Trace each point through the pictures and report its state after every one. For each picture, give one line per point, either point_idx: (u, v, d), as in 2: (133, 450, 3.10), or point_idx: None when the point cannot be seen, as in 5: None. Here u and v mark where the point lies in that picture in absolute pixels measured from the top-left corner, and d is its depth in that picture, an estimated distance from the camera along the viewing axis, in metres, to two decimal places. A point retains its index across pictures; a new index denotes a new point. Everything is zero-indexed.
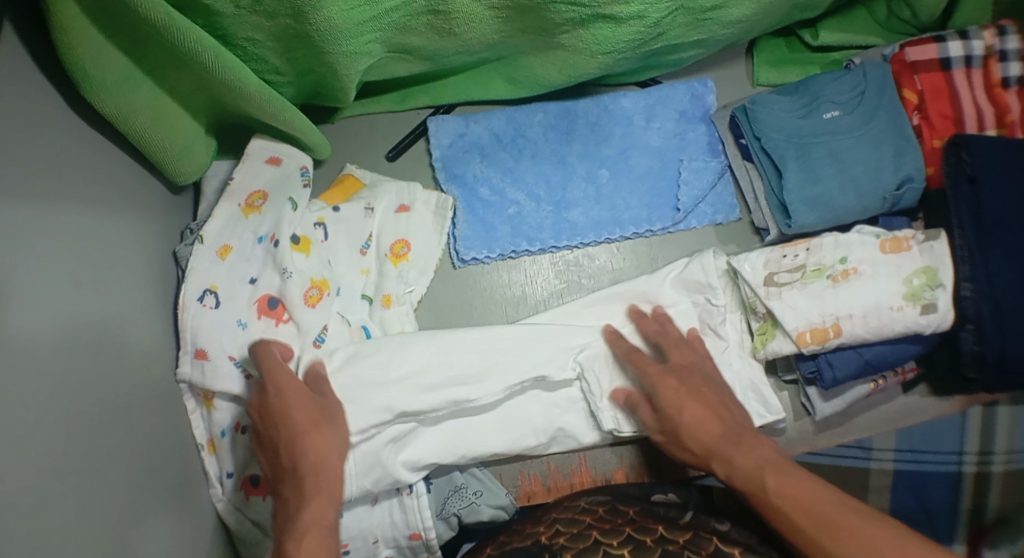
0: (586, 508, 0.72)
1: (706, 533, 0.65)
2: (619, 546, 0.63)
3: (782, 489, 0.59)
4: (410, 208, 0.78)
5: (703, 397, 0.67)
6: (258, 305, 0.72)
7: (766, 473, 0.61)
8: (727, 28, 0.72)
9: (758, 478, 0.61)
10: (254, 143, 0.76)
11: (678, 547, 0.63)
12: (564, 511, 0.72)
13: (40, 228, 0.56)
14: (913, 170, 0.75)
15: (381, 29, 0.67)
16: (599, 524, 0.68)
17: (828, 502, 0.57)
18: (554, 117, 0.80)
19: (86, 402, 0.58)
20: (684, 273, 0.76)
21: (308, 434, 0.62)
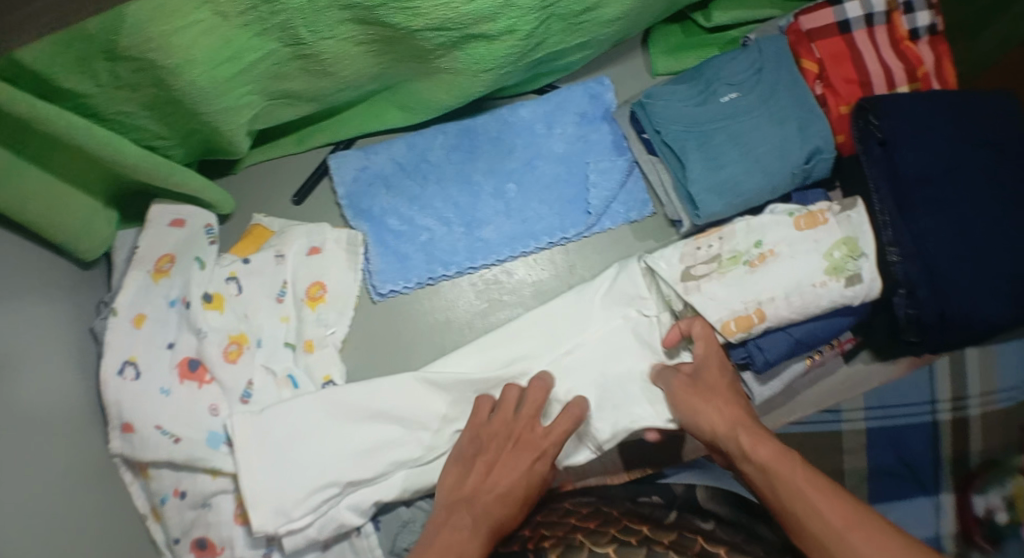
0: (569, 509, 0.72)
1: (691, 534, 0.62)
2: (604, 545, 0.61)
3: (807, 478, 0.58)
4: (321, 248, 0.77)
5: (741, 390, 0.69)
6: (179, 370, 0.72)
7: (789, 459, 0.60)
8: (607, 27, 0.71)
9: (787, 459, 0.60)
10: (153, 208, 0.74)
11: (664, 548, 0.60)
12: (548, 514, 0.71)
13: None
14: (820, 141, 0.74)
15: (254, 81, 0.66)
16: (583, 525, 0.65)
17: (846, 502, 0.56)
18: (454, 137, 0.78)
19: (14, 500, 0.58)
20: (614, 287, 0.76)
21: (505, 464, 0.66)
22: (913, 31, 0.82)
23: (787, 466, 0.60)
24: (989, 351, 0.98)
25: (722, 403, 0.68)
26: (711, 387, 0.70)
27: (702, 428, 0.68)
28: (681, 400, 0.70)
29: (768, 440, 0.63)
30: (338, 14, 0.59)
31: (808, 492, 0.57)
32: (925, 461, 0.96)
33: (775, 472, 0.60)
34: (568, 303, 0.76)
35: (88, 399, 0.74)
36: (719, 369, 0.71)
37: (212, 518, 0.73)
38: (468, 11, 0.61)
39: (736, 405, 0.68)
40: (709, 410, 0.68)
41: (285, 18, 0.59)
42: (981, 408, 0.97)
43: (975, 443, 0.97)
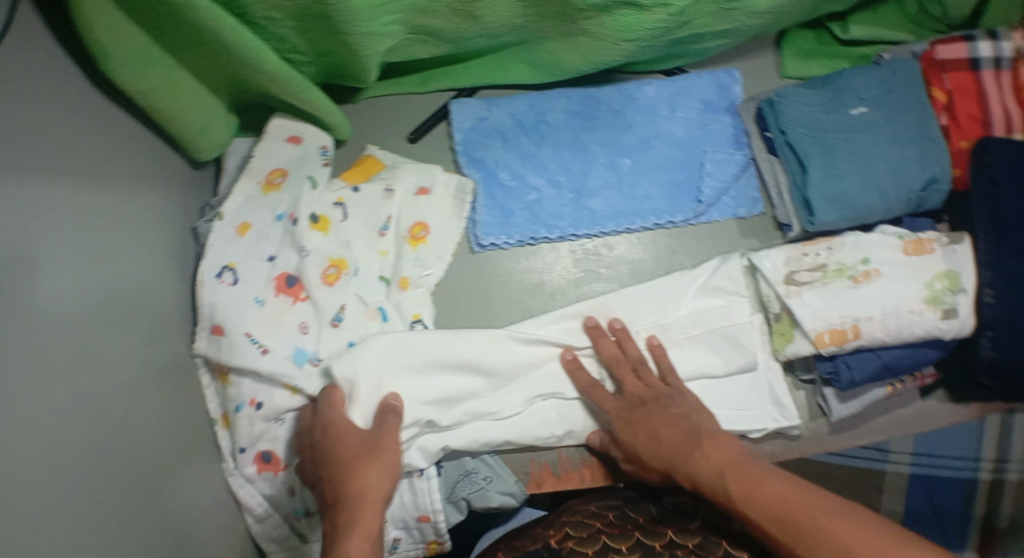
0: (596, 511, 0.73)
1: (715, 537, 0.66)
2: (628, 550, 0.65)
3: (749, 490, 0.59)
4: (430, 190, 0.77)
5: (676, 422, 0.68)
6: (275, 283, 0.72)
7: (726, 476, 0.62)
8: (752, 19, 0.71)
9: (722, 483, 0.62)
10: (274, 121, 0.75)
11: (686, 553, 0.64)
12: (573, 513, 0.73)
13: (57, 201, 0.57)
14: (938, 169, 0.73)
15: (402, 10, 0.66)
16: (609, 528, 0.68)
17: (792, 490, 0.58)
18: (576, 104, 0.79)
19: (102, 375, 0.60)
20: (709, 280, 0.75)
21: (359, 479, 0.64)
22: None
23: (739, 470, 0.62)
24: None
25: (667, 433, 0.68)
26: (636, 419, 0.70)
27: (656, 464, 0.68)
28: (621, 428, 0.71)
29: (725, 448, 0.64)
30: None
31: (769, 477, 0.60)
32: (957, 513, 0.95)
33: (729, 475, 0.62)
34: (663, 290, 0.76)
35: (181, 296, 0.75)
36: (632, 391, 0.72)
37: (282, 433, 0.75)
38: None
39: (680, 432, 0.67)
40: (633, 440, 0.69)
41: None
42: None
43: None
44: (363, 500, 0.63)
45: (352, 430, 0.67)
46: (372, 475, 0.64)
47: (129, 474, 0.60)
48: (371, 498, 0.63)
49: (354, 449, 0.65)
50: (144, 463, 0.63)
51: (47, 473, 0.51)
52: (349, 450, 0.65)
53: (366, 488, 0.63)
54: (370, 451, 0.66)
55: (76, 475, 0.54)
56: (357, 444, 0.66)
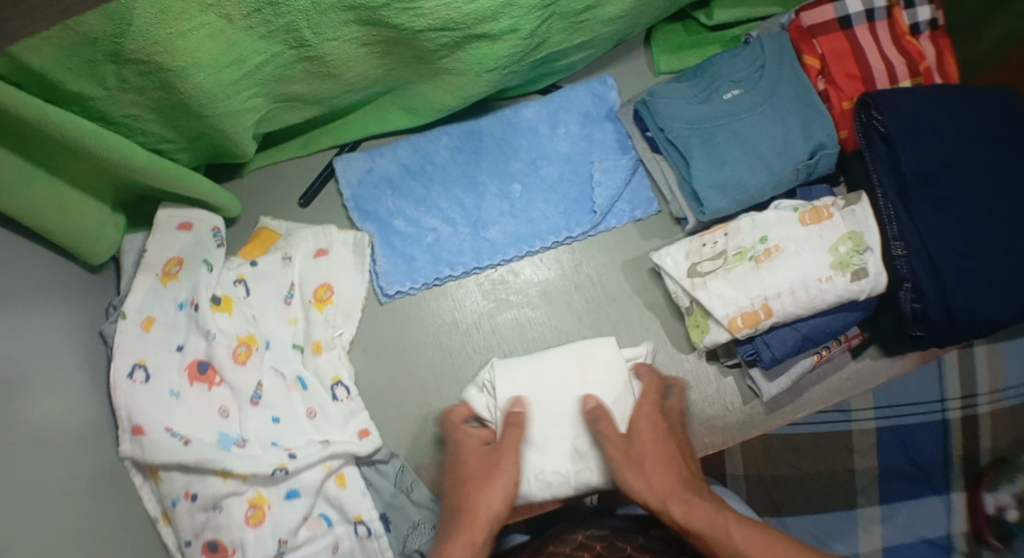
0: (584, 542, 0.67)
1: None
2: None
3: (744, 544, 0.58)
4: (328, 251, 0.76)
5: (659, 452, 0.67)
6: (188, 372, 0.70)
7: (727, 527, 0.59)
8: (608, 26, 0.70)
9: (724, 528, 0.59)
10: (161, 212, 0.74)
11: None
12: (560, 545, 0.67)
13: None
14: (824, 136, 0.74)
15: (258, 84, 0.65)
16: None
17: None
18: (459, 139, 0.78)
19: (28, 500, 0.58)
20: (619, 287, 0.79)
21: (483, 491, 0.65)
22: (914, 26, 0.81)
23: (727, 530, 0.59)
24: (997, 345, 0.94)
25: (654, 472, 0.65)
26: (641, 446, 0.67)
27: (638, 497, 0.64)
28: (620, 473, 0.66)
29: (704, 505, 0.61)
30: (341, 15, 0.59)
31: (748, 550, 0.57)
32: (936, 459, 0.92)
33: (711, 540, 0.59)
34: (577, 315, 0.78)
35: (98, 400, 0.74)
36: (651, 427, 0.68)
37: (223, 520, 0.68)
38: (466, 15, 0.60)
39: (666, 478, 0.65)
40: (642, 482, 0.64)
41: (287, 20, 0.59)
42: (990, 406, 0.93)
43: (985, 441, 0.92)
44: (477, 517, 0.63)
45: (483, 459, 0.67)
46: (495, 497, 0.64)
47: None
48: (483, 513, 0.63)
49: (474, 465, 0.67)
50: None
51: None
52: (474, 472, 0.67)
53: (483, 504, 0.64)
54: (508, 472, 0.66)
55: None
56: (482, 463, 0.67)
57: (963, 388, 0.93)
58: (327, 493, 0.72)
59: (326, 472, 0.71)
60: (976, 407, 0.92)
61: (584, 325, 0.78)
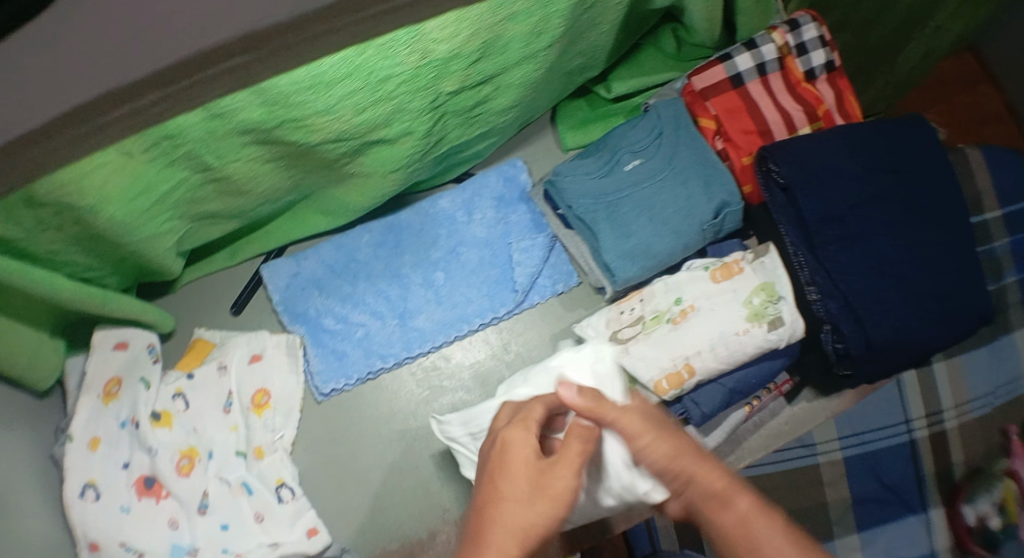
0: None
1: None
2: None
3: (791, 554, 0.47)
4: (262, 355, 0.79)
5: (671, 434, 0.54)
6: (135, 488, 0.73)
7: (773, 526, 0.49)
8: (504, 114, 0.73)
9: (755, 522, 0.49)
10: (96, 334, 0.76)
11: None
12: None
13: None
14: (726, 195, 0.77)
15: (171, 209, 0.68)
16: None
17: None
18: (380, 235, 0.81)
19: None
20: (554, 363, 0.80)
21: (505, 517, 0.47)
22: (810, 72, 0.82)
23: (768, 520, 0.49)
24: (959, 361, 1.03)
25: (663, 441, 0.54)
26: (639, 437, 0.54)
27: (656, 457, 0.53)
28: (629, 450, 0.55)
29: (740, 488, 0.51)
30: (239, 139, 0.61)
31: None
32: (909, 480, 0.99)
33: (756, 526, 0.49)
34: None
35: (53, 525, 0.74)
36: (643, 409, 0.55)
37: None
38: (357, 124, 0.63)
39: (681, 454, 0.53)
40: (646, 444, 0.53)
41: (187, 148, 0.60)
42: (958, 420, 1.01)
43: (958, 454, 1.00)
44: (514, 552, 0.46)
45: (523, 466, 0.50)
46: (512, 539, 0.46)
47: None
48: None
49: (518, 475, 0.49)
50: None
51: None
52: (508, 479, 0.49)
53: (504, 533, 0.46)
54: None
55: None
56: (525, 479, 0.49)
57: (927, 406, 1.01)
58: None
59: None
60: (945, 423, 1.01)
61: None
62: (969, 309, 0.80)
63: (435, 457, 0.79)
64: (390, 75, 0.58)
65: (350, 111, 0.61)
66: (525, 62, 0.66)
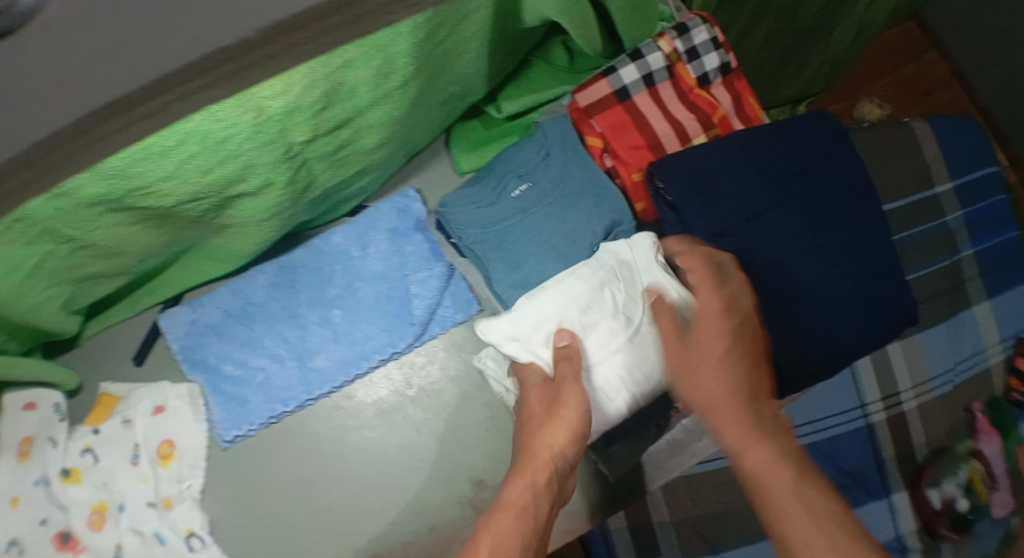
0: None
1: None
2: None
3: (788, 500, 0.55)
4: (166, 406, 0.80)
5: (734, 359, 0.61)
6: (55, 543, 0.73)
7: (776, 477, 0.56)
8: (374, 152, 0.72)
9: (776, 473, 0.56)
10: (4, 398, 0.74)
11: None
12: None
13: None
14: (617, 214, 0.75)
15: (46, 280, 0.67)
16: None
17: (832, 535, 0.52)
18: (274, 275, 0.80)
19: None
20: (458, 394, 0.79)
21: (547, 430, 0.64)
22: (703, 76, 0.81)
23: (777, 474, 0.56)
24: (914, 344, 1.18)
25: (715, 364, 0.61)
26: (694, 343, 0.63)
27: (701, 398, 0.61)
28: (672, 364, 0.64)
29: (759, 442, 0.58)
30: (91, 211, 0.60)
31: (784, 500, 0.55)
32: (868, 464, 1.13)
33: (767, 474, 0.57)
34: (419, 428, 0.78)
35: None
36: (715, 319, 0.63)
37: None
38: (211, 183, 0.62)
39: (727, 378, 0.61)
40: (697, 376, 0.62)
41: (41, 226, 0.59)
42: (916, 400, 1.16)
43: (919, 435, 1.15)
44: (540, 460, 0.63)
45: (546, 390, 0.67)
46: (552, 428, 0.65)
47: None
48: (545, 456, 0.63)
49: (538, 411, 0.66)
50: None
51: None
52: (533, 411, 0.67)
53: (542, 445, 0.64)
54: (570, 395, 0.66)
55: None
56: (540, 400, 0.67)
57: (884, 391, 1.16)
58: None
59: None
60: (903, 403, 1.16)
61: (424, 438, 0.78)
62: (887, 310, 0.77)
63: (344, 498, 0.76)
64: (228, 136, 0.56)
65: (198, 173, 0.60)
66: (380, 102, 0.65)
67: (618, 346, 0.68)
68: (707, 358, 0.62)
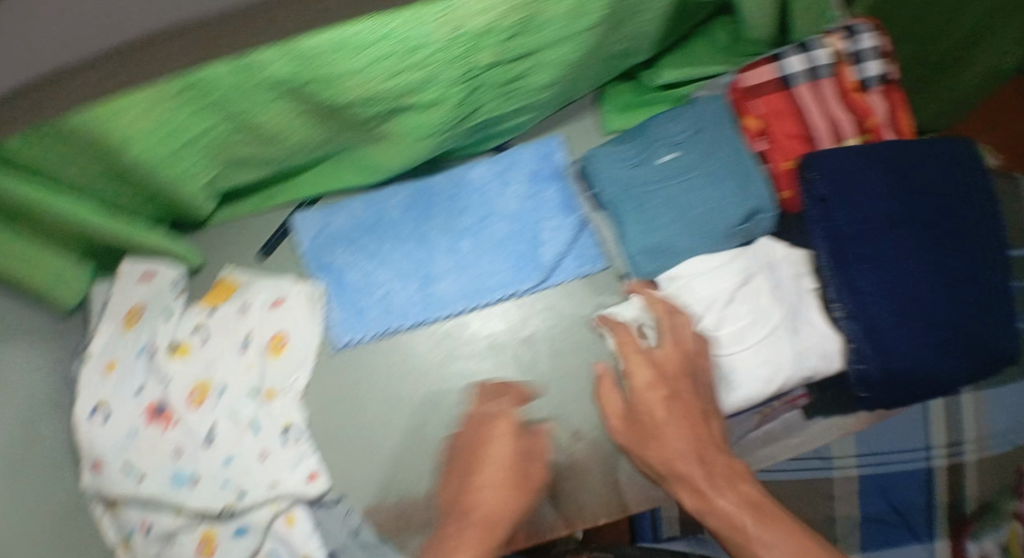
0: None
1: None
2: None
3: (762, 537, 0.59)
4: (284, 300, 0.81)
5: (687, 415, 0.67)
6: (146, 414, 0.77)
7: (747, 517, 0.60)
8: (542, 92, 0.73)
9: (739, 521, 0.60)
10: (123, 265, 0.79)
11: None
12: None
13: None
14: (760, 199, 0.76)
15: (201, 151, 0.69)
16: None
17: None
18: (410, 196, 0.81)
19: None
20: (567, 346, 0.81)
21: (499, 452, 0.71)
22: (863, 81, 0.80)
23: (744, 528, 0.60)
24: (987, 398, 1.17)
25: (678, 437, 0.66)
26: (650, 415, 0.68)
27: (666, 459, 0.66)
28: (624, 437, 0.69)
29: (728, 493, 0.62)
30: (269, 92, 0.62)
31: (756, 544, 0.59)
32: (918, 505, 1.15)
33: (743, 525, 0.60)
34: (524, 370, 0.80)
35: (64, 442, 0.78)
36: (654, 391, 0.68)
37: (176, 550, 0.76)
38: (388, 87, 0.64)
39: (693, 436, 0.66)
40: (656, 441, 0.66)
41: (220, 96, 0.61)
42: (979, 454, 1.15)
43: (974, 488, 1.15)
44: (482, 523, 0.69)
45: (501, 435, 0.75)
46: (490, 494, 0.71)
47: None
48: (472, 517, 0.69)
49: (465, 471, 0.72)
50: None
51: None
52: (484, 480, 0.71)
53: (471, 509, 0.70)
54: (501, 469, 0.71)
55: None
56: (499, 476, 0.71)
57: (948, 438, 1.16)
58: (276, 530, 0.77)
59: (273, 511, 0.77)
60: (965, 455, 1.15)
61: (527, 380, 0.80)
62: (1001, 349, 0.76)
63: (443, 421, 0.80)
64: (421, 44, 0.58)
65: (382, 75, 0.61)
66: (566, 41, 0.66)
67: (753, 342, 0.75)
68: (666, 415, 0.67)
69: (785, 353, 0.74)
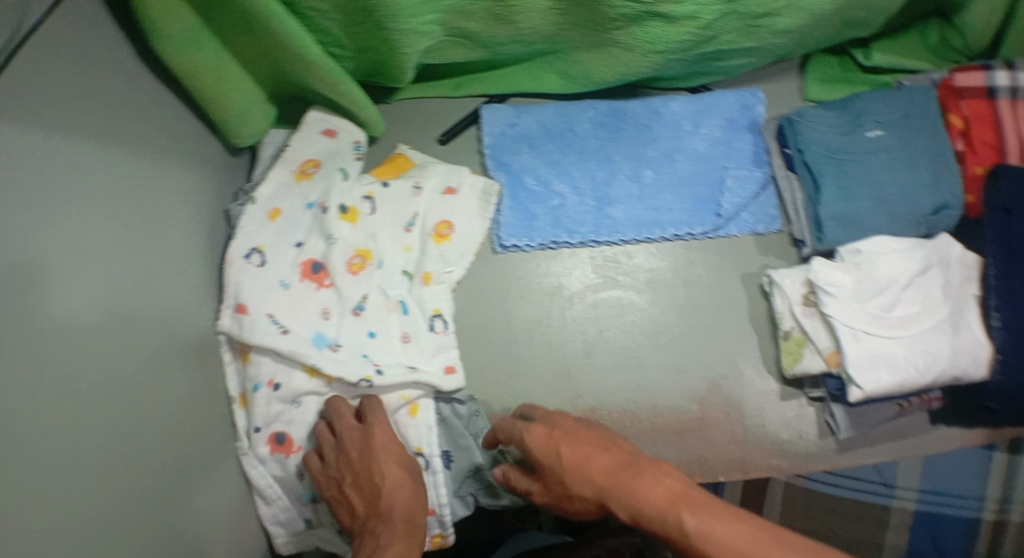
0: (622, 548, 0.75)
1: None
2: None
3: (706, 529, 0.49)
4: (457, 190, 0.80)
5: (601, 442, 0.61)
6: (300, 269, 0.72)
7: (679, 509, 0.51)
8: (778, 37, 0.73)
9: (675, 514, 0.51)
10: (311, 114, 0.77)
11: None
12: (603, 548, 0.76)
13: (98, 176, 0.54)
14: (950, 195, 0.76)
15: (442, 11, 0.67)
16: None
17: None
18: (603, 115, 0.81)
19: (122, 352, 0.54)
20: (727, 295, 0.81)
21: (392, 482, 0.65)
22: None
23: (695, 504, 0.51)
24: None
25: (598, 458, 0.60)
26: (552, 462, 0.62)
27: (597, 482, 0.58)
28: (551, 480, 0.63)
29: (662, 476, 0.54)
30: None
31: (710, 526, 0.49)
32: None
33: (675, 509, 0.52)
34: (678, 311, 0.80)
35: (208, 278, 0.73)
36: (552, 440, 0.63)
37: (297, 415, 0.71)
38: None
39: (603, 456, 0.60)
40: (590, 459, 0.60)
41: None
42: None
43: None
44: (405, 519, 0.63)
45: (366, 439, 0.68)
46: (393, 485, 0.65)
47: (164, 454, 0.57)
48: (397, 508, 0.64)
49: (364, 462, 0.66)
50: (178, 446, 0.59)
51: (80, 434, 0.48)
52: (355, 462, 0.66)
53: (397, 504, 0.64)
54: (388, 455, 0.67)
55: (110, 458, 0.51)
56: (397, 467, 0.66)
57: None
58: (397, 418, 0.72)
59: (403, 400, 0.72)
60: None
61: (680, 320, 0.80)
62: None
63: (587, 342, 0.79)
64: None
65: None
66: None
67: (919, 329, 0.73)
68: (599, 449, 0.60)
69: (951, 347, 0.73)
